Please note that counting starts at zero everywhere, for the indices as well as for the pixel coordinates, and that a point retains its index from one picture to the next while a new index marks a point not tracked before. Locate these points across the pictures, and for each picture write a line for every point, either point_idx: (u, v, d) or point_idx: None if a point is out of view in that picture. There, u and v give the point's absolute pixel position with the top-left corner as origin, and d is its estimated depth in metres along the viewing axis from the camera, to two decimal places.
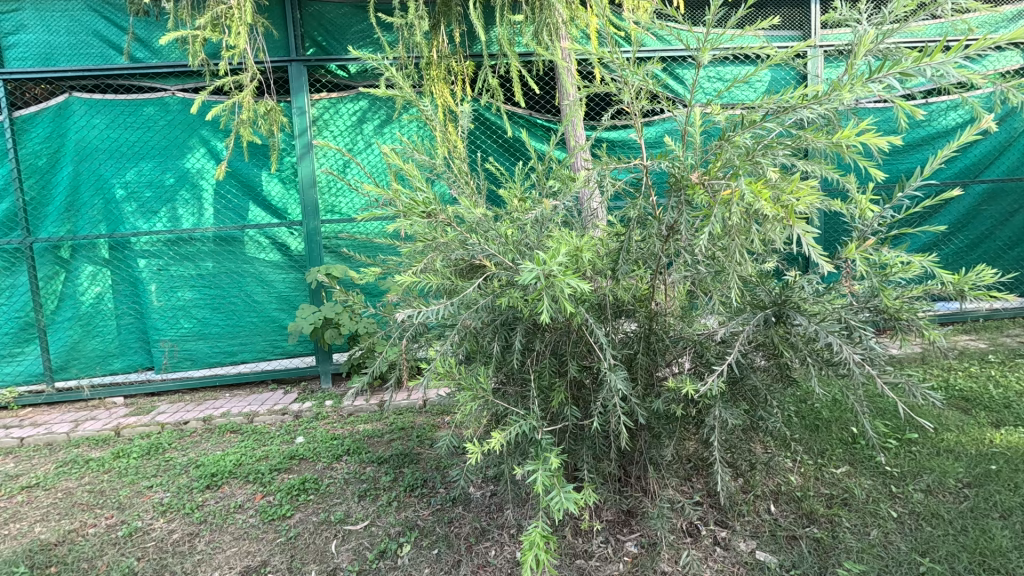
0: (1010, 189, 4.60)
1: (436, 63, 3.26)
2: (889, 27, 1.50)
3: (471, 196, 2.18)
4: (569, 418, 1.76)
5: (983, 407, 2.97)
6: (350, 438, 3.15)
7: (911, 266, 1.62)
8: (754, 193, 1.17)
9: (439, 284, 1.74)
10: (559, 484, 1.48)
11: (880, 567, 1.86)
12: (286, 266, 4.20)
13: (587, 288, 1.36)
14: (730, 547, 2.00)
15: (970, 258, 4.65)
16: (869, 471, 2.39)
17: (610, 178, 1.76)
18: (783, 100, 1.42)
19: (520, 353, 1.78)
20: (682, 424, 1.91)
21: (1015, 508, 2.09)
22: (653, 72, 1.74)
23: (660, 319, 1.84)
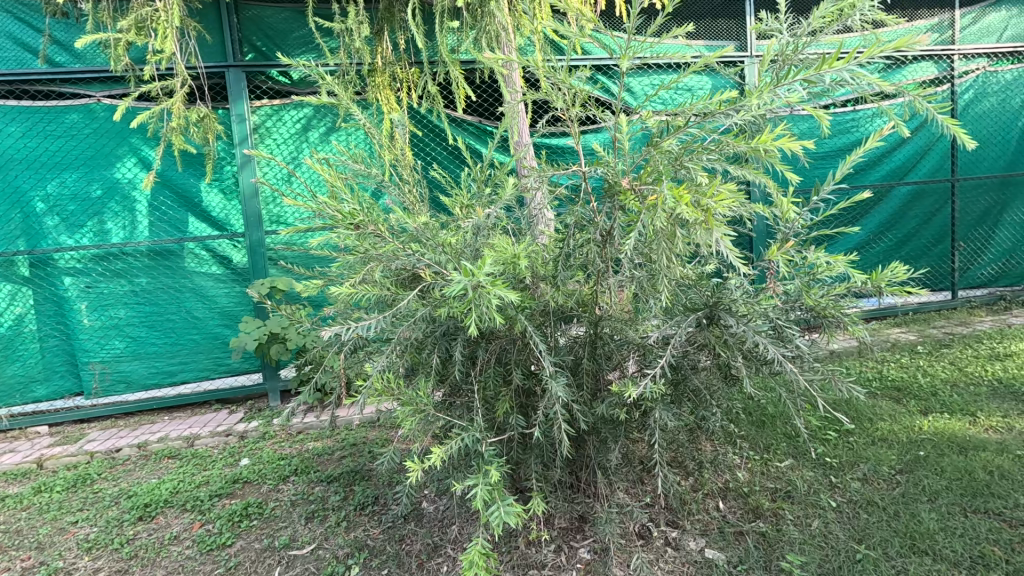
0: (931, 190, 4.93)
1: (381, 70, 3.21)
2: (806, 39, 1.56)
3: (415, 205, 2.14)
4: (515, 428, 1.75)
5: (913, 395, 3.14)
6: (299, 457, 3.03)
7: (834, 266, 1.70)
8: (675, 198, 1.19)
9: (378, 296, 1.69)
10: (500, 497, 1.45)
11: (820, 557, 1.92)
12: (229, 280, 4.02)
13: (517, 298, 1.33)
14: (680, 547, 2.03)
15: (898, 255, 4.96)
16: (810, 463, 2.48)
17: (549, 185, 1.76)
18: (703, 106, 1.47)
19: (464, 364, 1.75)
20: (628, 427, 1.93)
21: (941, 491, 2.21)
22: (586, 79, 1.76)
23: (605, 324, 1.84)
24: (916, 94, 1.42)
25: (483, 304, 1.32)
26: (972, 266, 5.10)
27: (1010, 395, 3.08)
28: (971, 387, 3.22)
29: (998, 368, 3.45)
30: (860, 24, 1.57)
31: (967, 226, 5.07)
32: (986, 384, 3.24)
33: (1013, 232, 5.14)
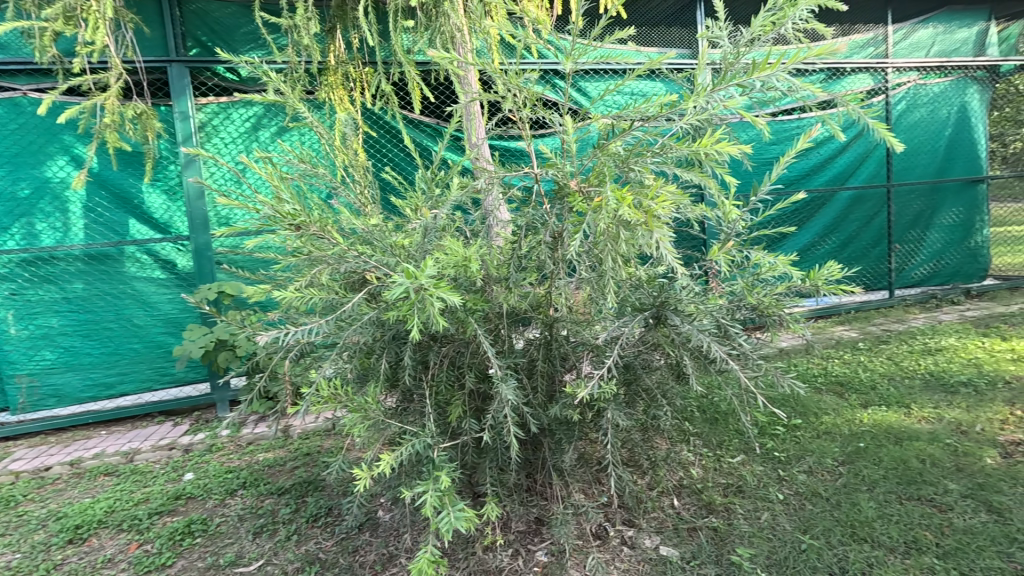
0: (869, 195, 5.21)
1: (333, 69, 3.14)
2: (745, 46, 1.61)
3: (366, 206, 2.09)
4: (468, 432, 1.72)
5: (854, 390, 3.29)
6: (248, 469, 2.90)
7: (775, 266, 1.76)
8: (617, 199, 1.21)
9: (325, 300, 1.63)
10: (450, 503, 1.42)
11: (768, 549, 1.98)
12: (172, 285, 3.82)
13: (463, 301, 1.30)
14: (636, 545, 2.05)
15: (841, 256, 5.23)
16: (759, 457, 2.57)
17: (502, 187, 1.75)
18: (646, 109, 1.50)
19: (415, 368, 1.71)
20: (583, 427, 1.93)
21: (879, 480, 2.32)
22: (535, 81, 1.77)
23: (559, 326, 1.85)
24: (848, 102, 1.48)
25: (431, 307, 1.29)
26: (907, 267, 5.44)
27: (941, 387, 3.28)
28: (907, 380, 3.41)
29: (930, 362, 3.67)
30: (793, 32, 1.63)
31: (902, 228, 5.39)
32: (920, 377, 3.44)
33: (943, 235, 5.50)
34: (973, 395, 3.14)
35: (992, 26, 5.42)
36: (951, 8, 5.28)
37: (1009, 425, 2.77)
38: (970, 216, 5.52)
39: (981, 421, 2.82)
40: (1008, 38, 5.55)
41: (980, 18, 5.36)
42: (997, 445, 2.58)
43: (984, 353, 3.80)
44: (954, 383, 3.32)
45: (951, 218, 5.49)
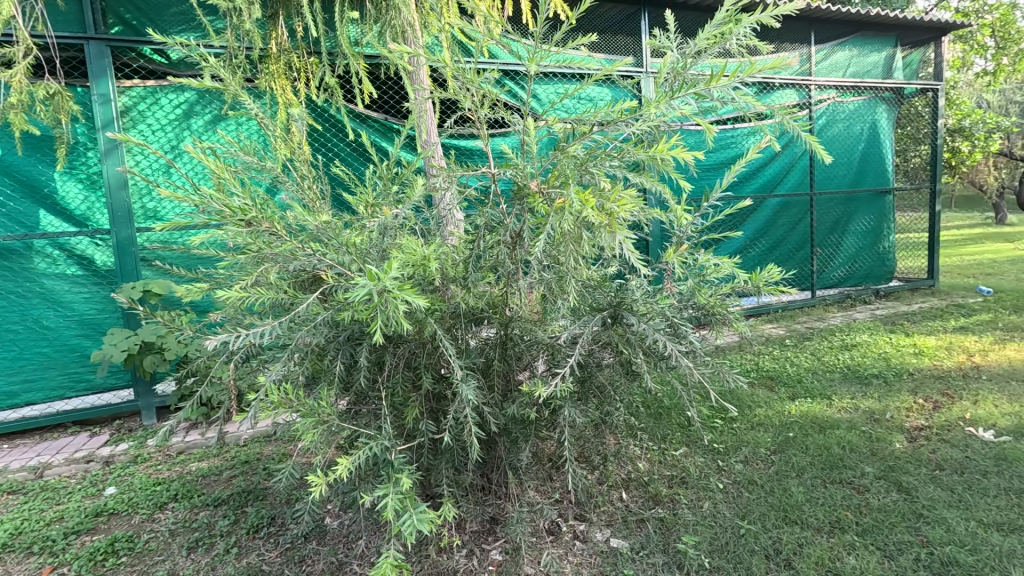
0: (795, 203, 5.61)
1: (275, 57, 2.97)
2: (692, 58, 1.68)
3: (314, 202, 2.01)
4: (425, 434, 1.70)
5: (783, 383, 3.55)
6: (179, 480, 2.71)
7: (720, 268, 1.87)
8: (581, 201, 1.23)
9: (273, 300, 1.56)
10: (411, 506, 1.39)
11: (710, 536, 2.08)
12: (88, 282, 3.50)
13: (427, 301, 1.27)
14: (588, 539, 2.10)
15: (770, 258, 5.59)
16: (701, 449, 2.70)
17: (458, 185, 1.74)
18: (606, 114, 1.53)
19: (370, 370, 1.67)
20: (538, 426, 1.96)
21: (806, 466, 2.51)
22: (493, 81, 1.77)
23: (514, 325, 1.86)
24: (786, 116, 1.59)
25: (391, 306, 1.25)
26: (826, 269, 5.92)
27: (856, 379, 3.60)
28: (828, 373, 3.71)
29: (846, 357, 4.01)
30: (737, 47, 1.72)
31: (823, 233, 5.85)
32: (839, 370, 3.75)
33: (857, 240, 6.03)
34: (883, 385, 3.47)
35: (898, 51, 5.97)
36: (865, 33, 5.76)
37: (914, 411, 3.07)
38: (879, 223, 6.08)
39: (891, 409, 3.11)
40: (911, 64, 6.15)
41: (888, 44, 5.90)
42: (904, 430, 2.85)
43: (891, 348, 4.19)
44: (867, 375, 3.65)
45: (863, 225, 6.02)
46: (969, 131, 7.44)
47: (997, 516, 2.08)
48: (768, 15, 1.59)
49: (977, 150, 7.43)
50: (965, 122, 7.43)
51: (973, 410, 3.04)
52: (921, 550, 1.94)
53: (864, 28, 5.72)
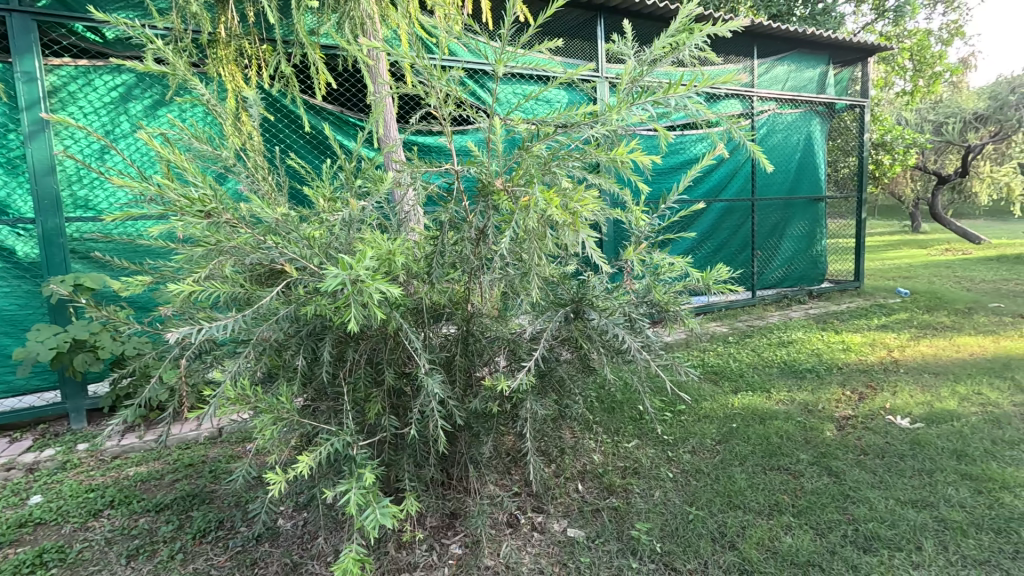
0: (738, 207, 5.92)
1: (224, 42, 2.81)
2: (649, 65, 1.76)
3: (269, 195, 1.95)
4: (387, 429, 1.69)
5: (726, 377, 3.76)
6: (115, 486, 2.55)
7: (674, 267, 1.96)
8: (546, 200, 1.26)
9: (230, 294, 1.51)
10: (375, 501, 1.39)
11: (661, 522, 2.18)
12: (9, 275, 3.22)
13: (398, 295, 1.26)
14: (546, 530, 2.16)
15: (716, 259, 5.88)
16: (652, 441, 2.83)
17: (422, 182, 1.74)
18: (569, 117, 1.57)
19: (331, 365, 1.64)
20: (499, 420, 1.99)
21: (748, 455, 2.67)
22: (458, 79, 1.78)
23: (476, 321, 1.88)
24: (734, 125, 1.69)
25: (355, 298, 1.24)
26: (766, 271, 6.28)
27: (791, 373, 3.87)
28: (766, 368, 3.96)
29: (783, 353, 4.29)
30: (690, 58, 1.81)
31: (763, 237, 6.20)
32: (776, 365, 4.01)
33: (792, 244, 6.44)
34: (815, 378, 3.74)
35: (830, 69, 6.42)
36: (802, 51, 6.17)
37: (842, 402, 3.34)
38: (813, 228, 6.52)
39: (822, 400, 3.37)
40: (841, 81, 6.63)
41: (821, 62, 6.34)
42: (834, 420, 3.09)
43: (822, 345, 4.51)
44: (802, 369, 3.92)
45: (799, 230, 6.43)
46: (890, 145, 8.11)
47: (913, 494, 2.29)
48: (719, 30, 1.68)
49: (897, 163, 8.11)
50: (887, 137, 8.09)
51: (892, 400, 3.33)
52: (848, 527, 2.11)
53: (801, 46, 6.12)
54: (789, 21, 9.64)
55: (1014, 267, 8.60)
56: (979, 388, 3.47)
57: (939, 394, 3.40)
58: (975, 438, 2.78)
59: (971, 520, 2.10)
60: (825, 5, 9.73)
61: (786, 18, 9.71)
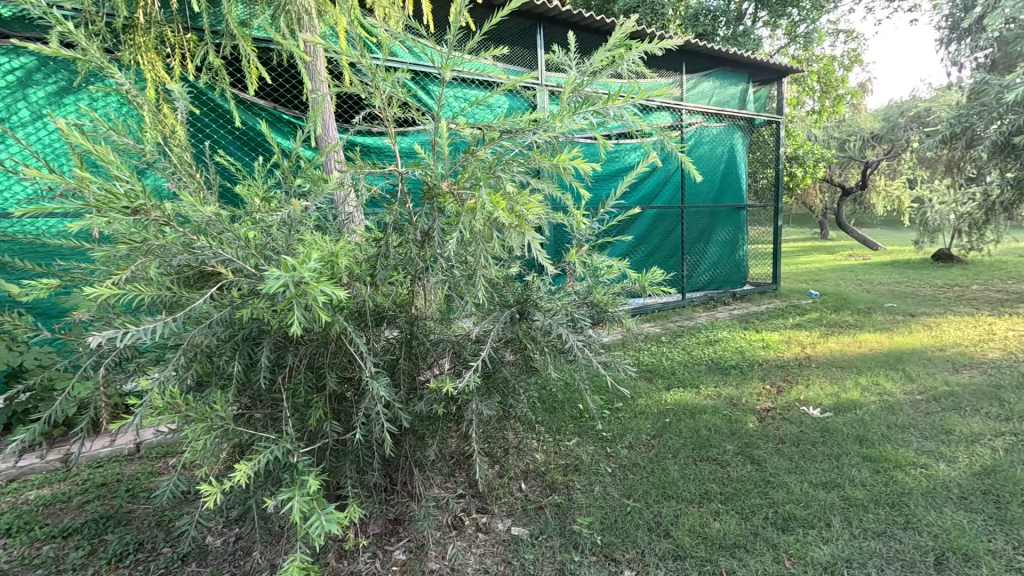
0: (669, 214, 6.25)
1: (143, 28, 2.60)
2: (590, 76, 1.82)
3: (199, 191, 1.86)
4: (329, 435, 1.65)
5: (660, 375, 3.97)
6: (12, 513, 2.30)
7: (612, 269, 2.05)
8: (493, 203, 1.28)
9: (155, 297, 1.42)
10: (319, 508, 1.34)
11: (601, 515, 2.26)
12: None
13: (345, 296, 1.23)
14: (490, 530, 2.18)
15: (649, 262, 6.16)
16: (591, 438, 2.93)
17: (365, 183, 1.71)
18: (514, 122, 1.60)
19: (268, 371, 1.58)
20: (444, 422, 1.99)
21: (680, 448, 2.82)
22: (403, 81, 1.77)
23: (420, 324, 1.88)
24: (668, 135, 1.79)
25: (298, 300, 1.19)
26: (694, 274, 6.67)
27: (718, 369, 4.13)
28: (696, 365, 4.21)
29: (711, 351, 4.58)
30: (627, 71, 1.89)
31: (692, 242, 6.58)
32: (705, 362, 4.27)
33: (718, 249, 6.87)
34: (739, 374, 4.03)
35: (750, 87, 6.93)
36: (726, 68, 6.62)
37: (763, 395, 3.61)
38: (735, 235, 6.98)
39: (745, 394, 3.63)
40: (760, 98, 7.20)
41: (742, 80, 6.83)
42: (756, 412, 3.33)
43: (745, 342, 4.86)
44: (727, 365, 4.20)
45: (723, 236, 6.88)
46: (802, 159, 8.85)
47: (823, 476, 2.53)
48: (654, 47, 1.78)
49: (807, 176, 8.86)
50: (799, 152, 8.82)
51: (805, 392, 3.65)
52: (769, 510, 2.28)
53: (725, 64, 6.56)
54: (713, 41, 10.30)
55: (903, 271, 9.65)
56: (877, 379, 3.87)
57: (845, 385, 3.76)
58: (874, 423, 3.10)
59: (871, 497, 2.34)
60: (745, 27, 10.45)
61: (710, 37, 10.35)
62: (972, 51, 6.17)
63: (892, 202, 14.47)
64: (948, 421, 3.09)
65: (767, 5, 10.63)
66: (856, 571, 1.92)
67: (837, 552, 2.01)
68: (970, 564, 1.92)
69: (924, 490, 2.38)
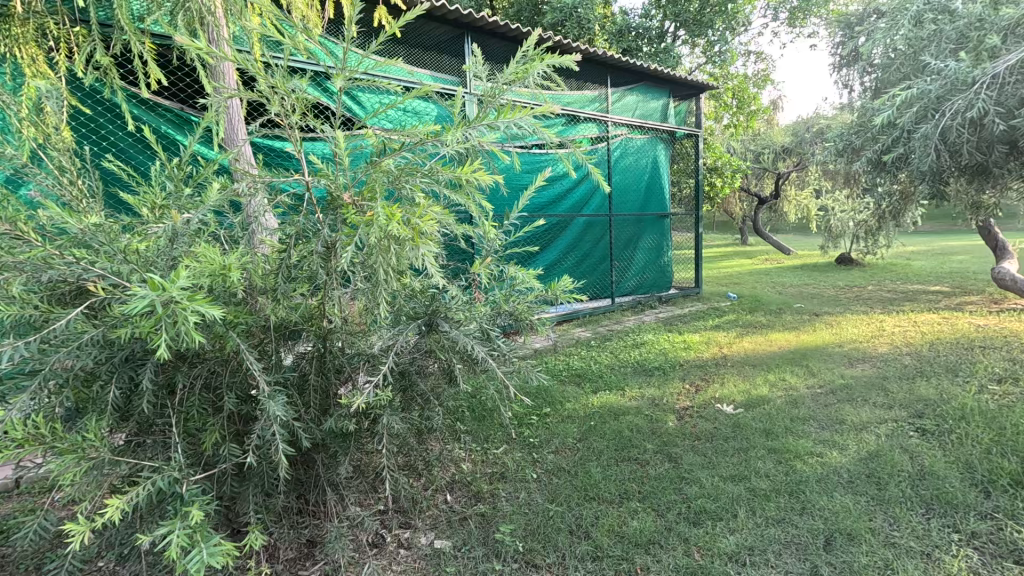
0: (598, 222, 6.47)
1: (20, 18, 2.31)
2: (503, 87, 1.83)
3: (81, 200, 1.72)
4: (227, 459, 1.56)
5: (588, 378, 4.07)
6: None
7: (524, 280, 2.09)
8: (388, 216, 1.27)
9: (18, 318, 1.27)
10: (202, 540, 1.26)
11: (524, 522, 2.28)
12: None
13: (225, 314, 1.15)
14: (412, 546, 2.15)
15: (579, 270, 6.38)
16: (519, 445, 2.96)
17: (268, 192, 1.64)
18: (416, 134, 1.59)
19: (157, 394, 1.48)
20: (358, 438, 1.94)
21: (604, 450, 2.91)
22: (304, 89, 1.72)
23: (332, 339, 1.82)
24: (576, 148, 1.85)
25: (170, 320, 1.12)
26: (623, 280, 6.94)
27: (642, 371, 4.30)
28: (622, 368, 4.36)
29: (637, 353, 4.75)
30: (537, 83, 1.92)
31: (620, 249, 6.83)
32: (630, 364, 4.43)
33: (644, 255, 7.17)
34: (661, 375, 4.21)
35: (671, 102, 7.31)
36: (648, 83, 6.94)
37: (683, 395, 3.80)
38: (660, 241, 7.31)
39: (667, 394, 3.79)
40: (680, 112, 7.60)
41: (664, 95, 7.20)
42: (675, 411, 3.50)
43: (668, 344, 5.09)
44: (651, 367, 4.38)
45: (649, 243, 7.18)
46: (720, 169, 9.43)
47: (732, 470, 2.68)
48: (559, 60, 1.81)
49: (725, 186, 9.46)
50: (718, 163, 9.40)
51: (720, 389, 3.88)
52: (682, 505, 2.39)
53: (647, 79, 6.89)
54: (637, 57, 10.84)
55: (811, 274, 10.50)
56: (783, 375, 4.18)
57: (755, 381, 4.04)
58: (779, 417, 3.34)
59: (773, 487, 2.51)
60: (666, 44, 11.03)
61: (634, 53, 10.90)
62: (859, 74, 6.84)
63: (801, 211, 15.73)
64: (841, 412, 3.39)
65: (685, 25, 11.29)
66: (756, 557, 2.05)
67: (741, 542, 2.13)
68: (852, 542, 2.10)
69: (818, 478, 2.58)
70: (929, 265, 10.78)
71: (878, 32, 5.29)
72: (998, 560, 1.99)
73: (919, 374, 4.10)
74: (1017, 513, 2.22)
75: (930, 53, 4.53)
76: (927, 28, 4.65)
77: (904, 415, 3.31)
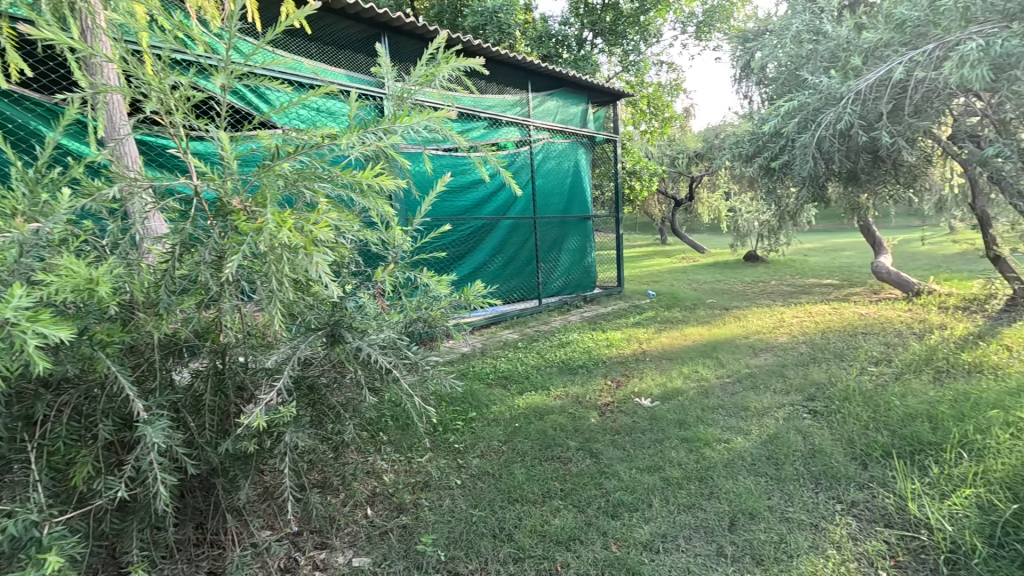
0: (523, 225, 6.57)
1: None
2: (413, 87, 1.80)
3: None
4: (101, 493, 1.41)
5: (514, 380, 4.11)
6: None
7: (436, 285, 2.08)
8: (278, 223, 1.21)
9: None
10: None
11: (446, 530, 2.25)
12: None
13: (78, 335, 1.04)
14: (328, 567, 2.05)
15: (506, 272, 6.48)
16: (444, 452, 2.92)
17: (152, 196, 1.51)
18: (313, 137, 1.53)
19: (12, 426, 1.31)
20: (261, 459, 1.82)
21: (528, 450, 2.94)
22: (187, 86, 1.59)
23: (229, 354, 1.71)
24: (488, 152, 1.84)
25: (10, 344, 0.99)
26: (550, 281, 7.09)
27: (567, 370, 4.39)
28: (548, 368, 4.43)
29: (562, 353, 4.86)
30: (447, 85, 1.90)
31: (546, 251, 6.97)
32: (555, 364, 4.51)
33: (569, 257, 7.36)
34: (585, 373, 4.33)
35: (589, 108, 7.54)
36: (567, 89, 7.12)
37: (605, 391, 3.92)
38: (583, 243, 7.52)
39: (589, 391, 3.90)
40: (599, 118, 7.86)
41: (582, 101, 7.41)
42: (597, 407, 3.60)
43: (591, 343, 5.24)
44: (575, 366, 4.49)
45: (573, 244, 7.37)
46: (639, 173, 9.88)
47: (648, 461, 2.81)
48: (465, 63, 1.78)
49: (644, 189, 9.93)
50: (636, 167, 9.84)
51: (639, 384, 4.05)
52: (601, 499, 2.47)
53: (566, 85, 7.06)
54: (557, 63, 11.14)
55: (723, 272, 11.25)
56: (696, 368, 4.44)
57: (671, 375, 4.26)
58: (691, 407, 3.55)
59: (685, 475, 2.65)
60: (585, 51, 11.41)
61: (554, 60, 11.22)
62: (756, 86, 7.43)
63: (713, 213, 16.83)
64: (746, 399, 3.65)
65: (602, 33, 11.74)
66: (668, 543, 2.15)
67: (655, 530, 2.23)
68: (753, 520, 2.27)
69: (725, 462, 2.76)
70: (822, 261, 11.91)
71: (768, 49, 5.78)
72: (872, 524, 2.22)
73: (813, 360, 4.50)
74: (887, 481, 2.49)
75: (808, 69, 5.03)
76: (806, 47, 5.17)
77: (799, 399, 3.62)
